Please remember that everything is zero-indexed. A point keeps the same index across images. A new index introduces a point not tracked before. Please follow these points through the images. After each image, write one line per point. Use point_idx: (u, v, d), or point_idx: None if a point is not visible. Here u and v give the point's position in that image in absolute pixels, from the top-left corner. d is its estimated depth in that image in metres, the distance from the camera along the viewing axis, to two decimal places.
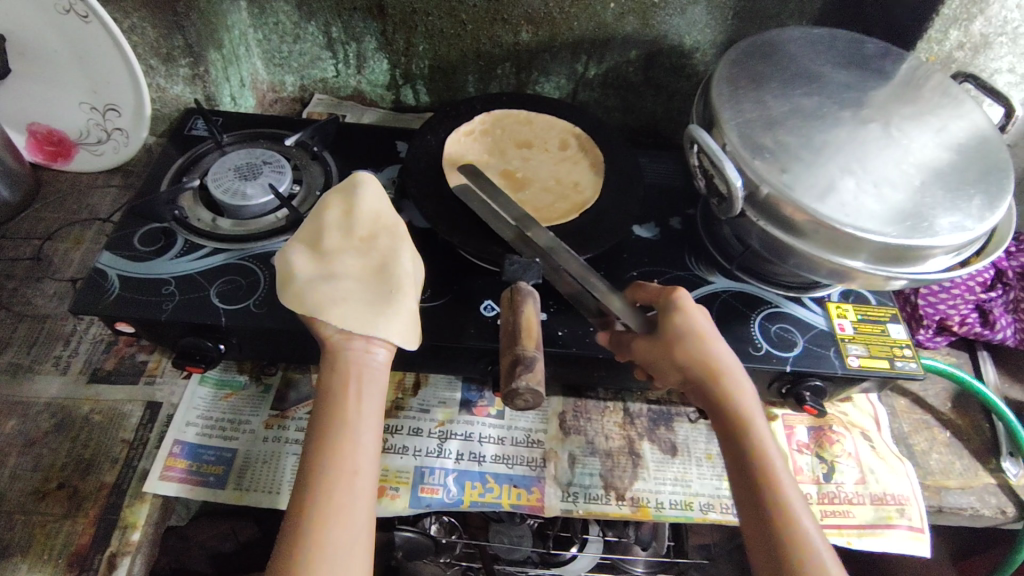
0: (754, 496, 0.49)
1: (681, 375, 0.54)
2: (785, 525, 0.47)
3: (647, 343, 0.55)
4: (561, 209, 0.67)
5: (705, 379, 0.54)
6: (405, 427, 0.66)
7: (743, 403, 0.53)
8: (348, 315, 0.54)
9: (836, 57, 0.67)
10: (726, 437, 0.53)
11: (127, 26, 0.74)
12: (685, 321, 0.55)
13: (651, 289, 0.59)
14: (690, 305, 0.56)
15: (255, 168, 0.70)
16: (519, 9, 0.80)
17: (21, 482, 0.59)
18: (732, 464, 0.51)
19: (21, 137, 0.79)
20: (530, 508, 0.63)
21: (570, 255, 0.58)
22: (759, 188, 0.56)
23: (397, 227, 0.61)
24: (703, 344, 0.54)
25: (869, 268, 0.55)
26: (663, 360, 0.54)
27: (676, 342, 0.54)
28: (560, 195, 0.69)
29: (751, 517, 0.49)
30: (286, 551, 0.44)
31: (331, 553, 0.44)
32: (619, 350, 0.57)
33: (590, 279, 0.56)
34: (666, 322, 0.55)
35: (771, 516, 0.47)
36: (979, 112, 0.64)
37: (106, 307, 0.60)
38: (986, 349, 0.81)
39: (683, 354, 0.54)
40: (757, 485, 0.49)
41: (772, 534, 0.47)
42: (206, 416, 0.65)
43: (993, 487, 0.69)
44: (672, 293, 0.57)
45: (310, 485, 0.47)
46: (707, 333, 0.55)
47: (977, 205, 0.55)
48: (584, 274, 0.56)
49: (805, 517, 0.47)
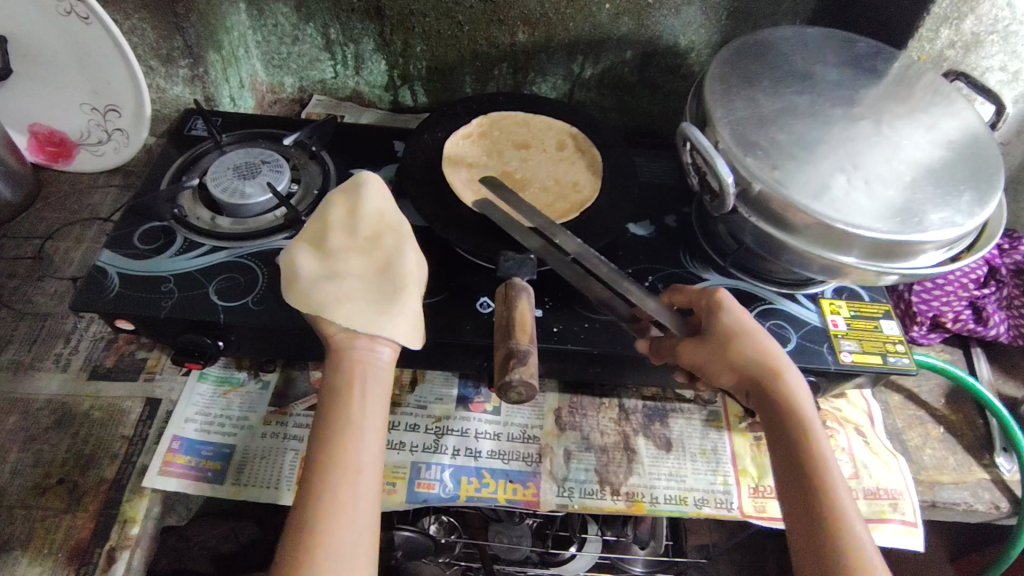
0: (803, 488, 0.50)
1: (734, 373, 0.55)
2: (833, 516, 0.48)
3: (698, 344, 0.56)
4: (559, 209, 0.67)
5: (758, 377, 0.55)
6: (402, 423, 0.67)
7: (797, 400, 0.54)
8: (352, 316, 0.54)
9: (828, 56, 0.67)
10: (777, 433, 0.53)
11: (127, 28, 0.75)
12: (738, 321, 0.56)
13: (691, 293, 0.61)
14: (738, 308, 0.57)
15: (254, 167, 0.71)
16: (515, 10, 0.81)
17: (21, 477, 0.59)
18: (781, 459, 0.52)
19: (23, 138, 0.80)
20: (525, 503, 0.63)
21: (599, 259, 0.58)
22: (751, 185, 0.56)
23: (401, 226, 0.62)
24: (756, 344, 0.55)
25: (861, 263, 0.55)
26: (716, 361, 0.55)
27: (729, 342, 0.55)
28: (558, 195, 0.69)
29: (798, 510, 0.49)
30: (290, 549, 0.45)
31: (335, 552, 0.45)
32: (659, 356, 0.59)
33: (621, 282, 0.56)
34: (718, 323, 0.57)
35: (821, 509, 0.48)
36: (971, 110, 0.64)
37: (106, 304, 0.60)
38: (979, 346, 0.81)
39: (737, 354, 0.55)
40: (807, 482, 0.50)
41: (821, 525, 0.48)
42: (205, 412, 0.66)
43: (987, 482, 0.69)
44: (715, 296, 0.58)
45: (313, 484, 0.47)
46: (759, 333, 0.56)
47: (968, 201, 0.56)
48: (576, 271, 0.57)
49: (852, 511, 0.48)
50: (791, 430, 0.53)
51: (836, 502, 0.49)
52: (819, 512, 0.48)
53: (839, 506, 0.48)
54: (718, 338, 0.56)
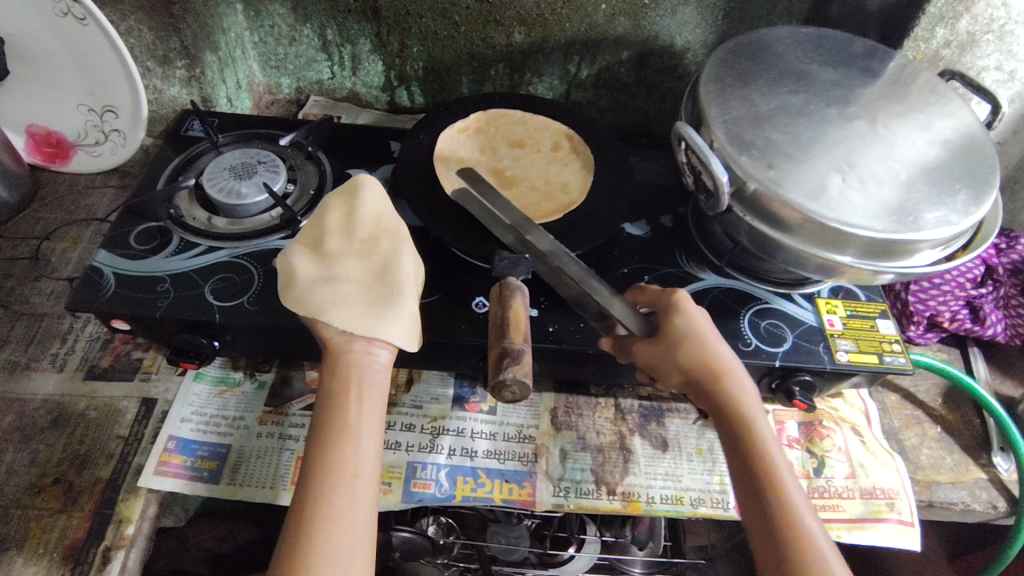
0: (755, 490, 0.50)
1: (683, 375, 0.55)
2: (785, 517, 0.48)
3: (647, 346, 0.55)
4: (545, 208, 0.68)
5: (707, 378, 0.55)
6: (398, 423, 0.67)
7: (744, 401, 0.54)
8: (350, 319, 0.55)
9: (823, 56, 0.67)
10: (729, 435, 0.53)
11: (124, 28, 0.75)
12: (687, 321, 0.56)
13: (652, 292, 0.60)
14: (688, 307, 0.57)
15: (250, 168, 0.71)
16: (511, 11, 0.81)
17: (17, 478, 0.59)
18: (733, 461, 0.52)
19: (20, 139, 0.80)
20: (521, 503, 0.63)
21: (569, 256, 0.58)
22: (746, 184, 0.56)
23: (399, 229, 0.62)
24: (702, 343, 0.55)
25: (857, 263, 0.55)
26: (666, 362, 0.55)
27: (677, 343, 0.55)
28: (547, 195, 0.70)
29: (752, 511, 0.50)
30: (288, 553, 0.45)
31: (333, 556, 0.45)
32: (622, 355, 0.58)
33: (589, 281, 0.56)
34: (667, 324, 0.56)
35: (773, 510, 0.48)
36: (967, 109, 0.64)
37: (102, 304, 0.60)
38: (976, 346, 0.81)
39: (685, 355, 0.55)
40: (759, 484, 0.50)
41: (775, 529, 0.48)
42: (201, 412, 0.66)
43: (984, 482, 0.69)
44: (670, 295, 0.58)
45: (311, 488, 0.47)
46: (705, 332, 0.56)
47: (963, 200, 0.56)
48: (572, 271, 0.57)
49: (806, 509, 0.48)
50: (739, 431, 0.52)
51: (788, 501, 0.49)
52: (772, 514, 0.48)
53: (790, 506, 0.48)
54: (667, 339, 0.55)
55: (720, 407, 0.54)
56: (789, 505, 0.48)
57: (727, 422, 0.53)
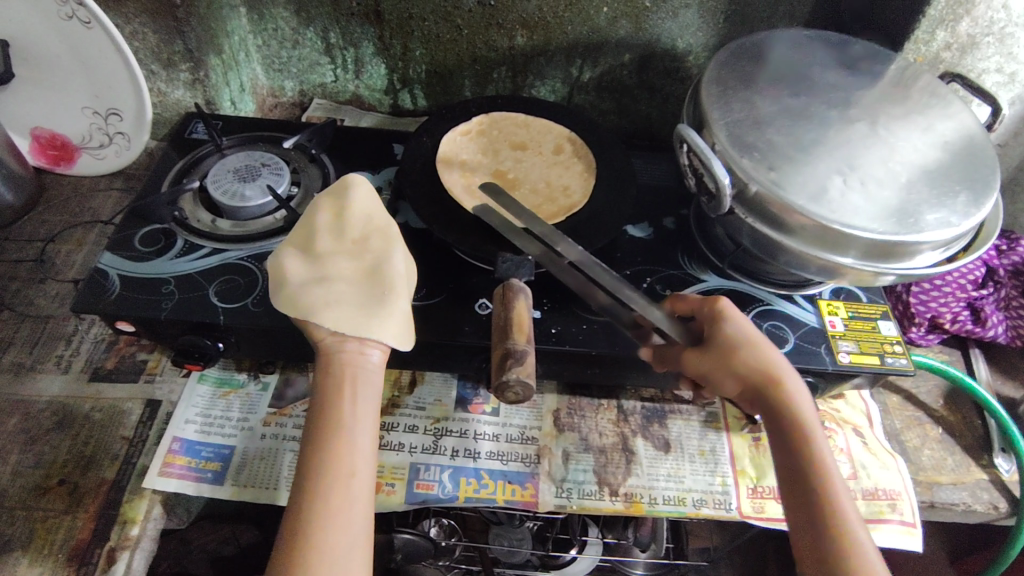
0: (809, 502, 0.50)
1: (737, 384, 0.55)
2: (839, 529, 0.48)
3: (702, 355, 0.55)
4: (545, 211, 0.67)
5: (763, 388, 0.55)
6: (401, 424, 0.67)
7: (800, 410, 0.54)
8: (340, 319, 0.55)
9: (824, 58, 0.68)
10: (782, 443, 0.54)
11: (129, 32, 0.75)
12: (741, 330, 0.56)
13: (693, 299, 0.60)
14: (740, 316, 0.57)
15: (254, 170, 0.71)
16: (513, 14, 0.81)
17: (22, 478, 0.60)
18: (784, 469, 0.53)
19: (25, 142, 0.81)
20: (524, 503, 0.63)
21: (601, 268, 0.58)
22: (747, 186, 0.56)
23: (389, 228, 0.62)
24: (760, 354, 0.55)
25: (858, 264, 0.56)
26: (722, 371, 0.55)
27: (734, 352, 0.55)
28: (547, 198, 0.69)
29: (805, 524, 0.50)
30: (286, 553, 0.45)
31: (330, 556, 0.45)
32: (660, 363, 0.58)
33: (624, 290, 0.56)
34: (720, 332, 0.56)
35: (830, 525, 0.49)
36: (967, 112, 0.65)
37: (107, 306, 0.61)
38: (977, 347, 0.81)
39: (743, 365, 0.55)
40: (811, 495, 0.50)
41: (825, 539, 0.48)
42: (205, 413, 0.66)
43: (985, 482, 0.69)
44: (718, 304, 0.58)
45: (307, 488, 0.48)
46: (762, 343, 0.56)
47: (963, 201, 0.56)
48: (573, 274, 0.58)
49: (857, 524, 0.49)
50: (795, 444, 0.53)
51: (841, 514, 0.49)
52: (826, 528, 0.49)
53: (844, 522, 0.49)
54: (721, 348, 0.55)
55: (776, 418, 0.54)
56: (844, 521, 0.49)
57: (784, 433, 0.54)
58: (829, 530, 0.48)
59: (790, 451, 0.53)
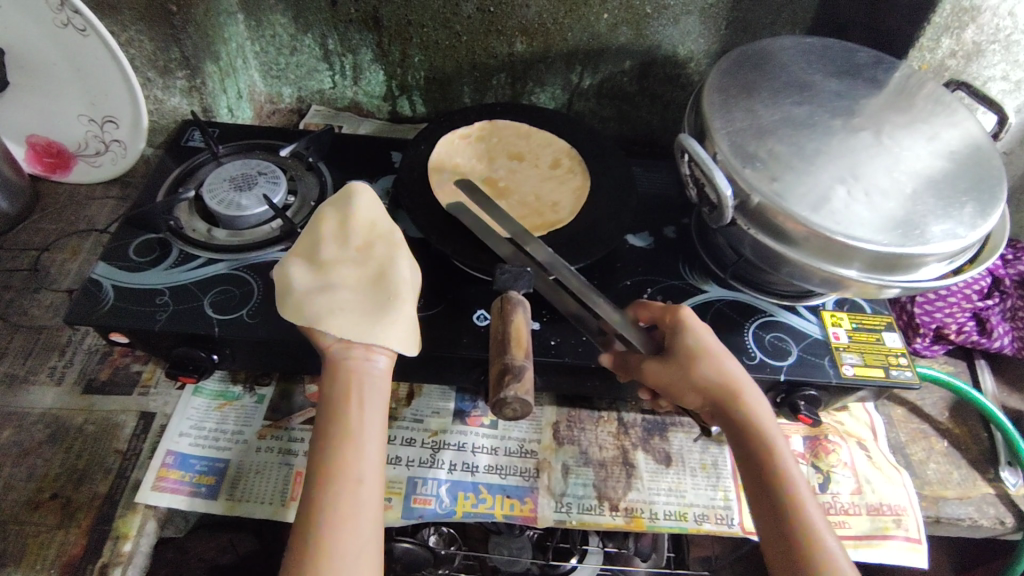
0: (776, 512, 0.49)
1: (699, 395, 0.54)
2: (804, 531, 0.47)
3: (661, 365, 0.55)
4: (530, 223, 0.66)
5: (724, 398, 0.54)
6: (399, 437, 0.66)
7: (760, 417, 0.53)
8: (345, 325, 0.54)
9: (828, 66, 0.67)
10: (744, 451, 0.53)
11: (125, 39, 0.75)
12: (697, 339, 0.55)
13: (655, 308, 0.60)
14: (696, 325, 0.57)
15: (251, 179, 0.70)
16: (513, 21, 0.80)
17: (14, 492, 0.59)
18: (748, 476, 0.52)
19: (20, 149, 0.80)
20: (523, 519, 0.62)
21: (569, 270, 0.59)
22: (750, 197, 0.56)
23: (393, 234, 0.61)
24: (717, 362, 0.54)
25: (862, 277, 0.55)
26: (681, 381, 0.54)
27: (693, 361, 0.54)
28: (534, 211, 0.69)
29: (774, 535, 0.48)
30: (295, 563, 0.44)
31: (340, 565, 0.45)
32: (623, 371, 0.58)
33: (590, 295, 0.57)
34: (680, 342, 0.56)
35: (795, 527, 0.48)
36: (972, 120, 0.64)
37: (100, 317, 0.60)
38: (983, 358, 0.80)
39: (701, 374, 0.54)
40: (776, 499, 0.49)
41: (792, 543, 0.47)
42: (199, 426, 0.65)
43: (992, 497, 0.68)
44: (679, 314, 0.57)
45: (314, 497, 0.47)
46: (718, 353, 0.55)
47: (970, 213, 0.55)
48: (576, 286, 0.57)
49: (828, 533, 0.47)
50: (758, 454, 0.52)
51: (806, 517, 0.48)
52: (794, 537, 0.47)
53: (813, 531, 0.47)
54: (681, 357, 0.55)
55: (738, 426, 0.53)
56: (813, 531, 0.47)
57: (745, 442, 0.53)
58: (798, 539, 0.47)
59: (753, 460, 0.52)
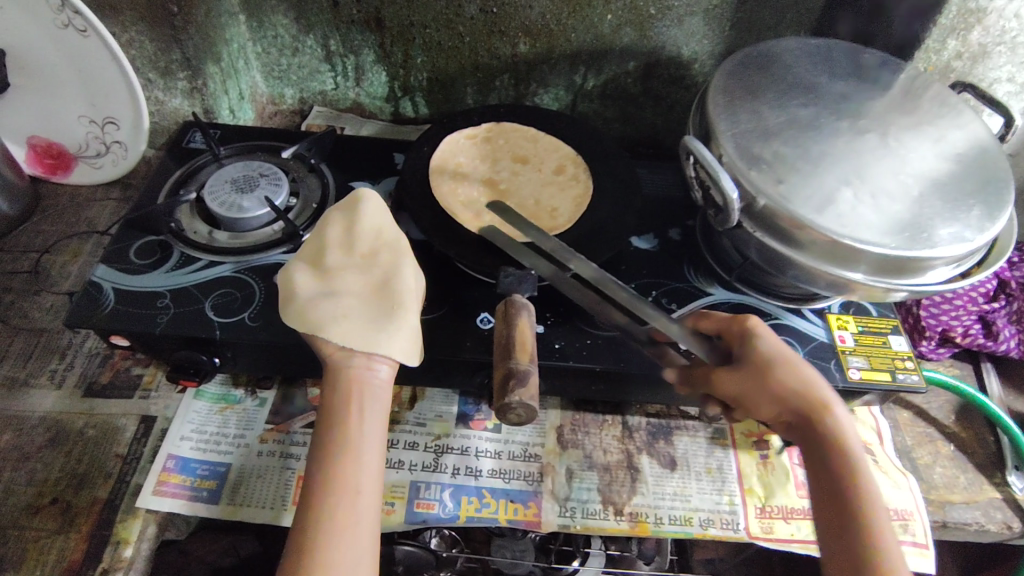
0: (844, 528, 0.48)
1: (775, 405, 0.54)
2: (873, 540, 0.47)
3: (734, 374, 0.54)
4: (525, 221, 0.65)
5: (801, 408, 0.53)
6: (401, 441, 0.66)
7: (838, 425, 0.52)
8: (349, 333, 0.53)
9: (834, 68, 0.66)
10: (816, 458, 0.52)
11: (126, 40, 0.74)
12: (773, 347, 0.55)
13: (720, 318, 0.59)
14: (769, 335, 0.56)
15: (252, 181, 0.70)
16: (516, 22, 0.80)
17: (14, 497, 0.58)
18: (820, 483, 0.51)
19: (21, 151, 0.80)
20: (527, 523, 0.62)
21: (615, 283, 0.58)
22: (756, 200, 0.55)
23: (399, 242, 0.61)
24: (794, 371, 0.53)
25: (868, 280, 0.54)
26: (756, 391, 0.54)
27: (767, 369, 0.54)
28: (531, 215, 0.68)
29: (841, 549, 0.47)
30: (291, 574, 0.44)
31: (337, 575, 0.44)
32: (687, 385, 0.57)
33: (641, 308, 0.56)
34: (754, 351, 0.55)
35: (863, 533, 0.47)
36: (979, 122, 0.63)
37: (101, 320, 0.59)
38: (989, 361, 0.80)
39: (777, 384, 0.53)
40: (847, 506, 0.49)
41: (861, 550, 0.46)
42: (200, 430, 0.65)
43: (999, 501, 0.68)
44: (748, 323, 0.56)
45: (313, 506, 0.46)
46: (796, 361, 0.54)
47: (977, 215, 0.55)
48: (619, 299, 0.57)
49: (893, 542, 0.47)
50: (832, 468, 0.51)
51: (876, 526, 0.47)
52: (862, 541, 0.47)
53: (884, 550, 0.46)
54: (754, 366, 0.54)
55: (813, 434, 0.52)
56: (882, 541, 0.46)
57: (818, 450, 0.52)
58: (866, 556, 0.46)
59: (825, 473, 0.51)
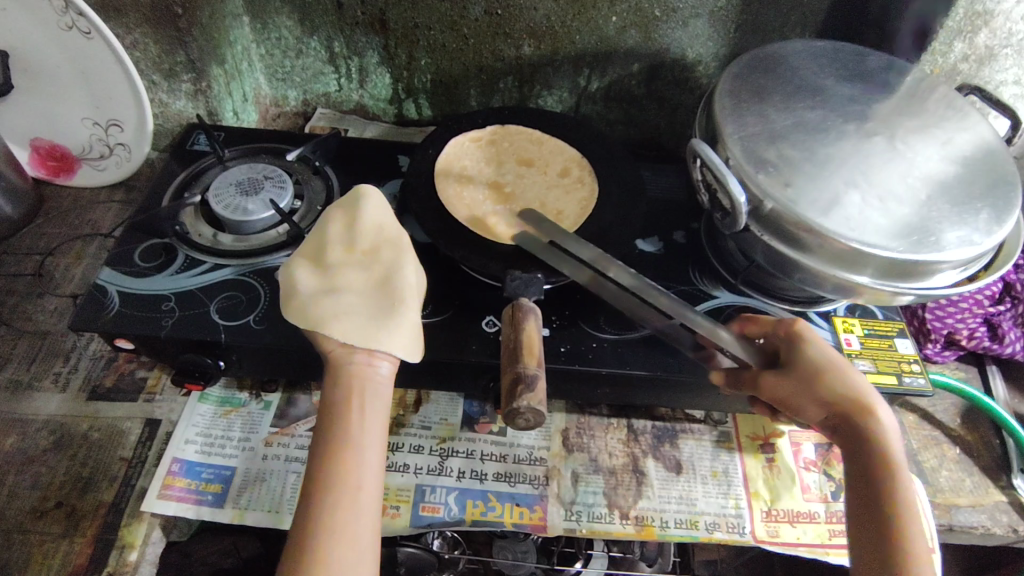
0: (874, 535, 0.48)
1: (819, 408, 0.54)
2: (903, 545, 0.47)
3: (778, 376, 0.55)
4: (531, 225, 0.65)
5: (850, 415, 0.53)
6: (407, 444, 0.66)
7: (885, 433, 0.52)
8: (349, 330, 0.53)
9: (840, 71, 0.66)
10: (857, 463, 0.52)
11: (130, 42, 0.74)
12: (822, 353, 0.55)
13: (767, 323, 0.60)
14: (819, 339, 0.56)
15: (257, 183, 0.69)
16: (521, 23, 0.80)
17: (19, 501, 0.58)
18: (857, 486, 0.51)
19: (24, 153, 0.80)
20: (532, 527, 0.62)
21: (657, 291, 0.61)
22: (763, 203, 0.55)
23: (400, 238, 0.61)
24: (845, 379, 0.53)
25: (875, 283, 0.54)
26: (802, 394, 0.54)
27: (815, 374, 0.54)
28: None
29: (864, 555, 0.48)
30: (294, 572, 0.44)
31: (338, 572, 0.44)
32: (733, 387, 0.57)
33: (686, 314, 0.59)
34: (802, 355, 0.55)
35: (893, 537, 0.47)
36: (985, 125, 0.63)
37: (105, 323, 0.59)
38: (995, 364, 0.80)
39: (824, 388, 0.53)
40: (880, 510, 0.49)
41: (888, 554, 0.47)
42: (205, 433, 0.65)
43: (1004, 505, 0.67)
44: (796, 326, 0.57)
45: (314, 502, 0.46)
46: (846, 367, 0.54)
47: (984, 219, 0.55)
48: (662, 306, 0.60)
49: (923, 550, 0.47)
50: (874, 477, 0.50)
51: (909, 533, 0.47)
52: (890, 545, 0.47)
53: (915, 557, 0.46)
54: (801, 370, 0.55)
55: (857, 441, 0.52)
56: (911, 548, 0.46)
57: (859, 454, 0.52)
58: (895, 560, 0.46)
59: (865, 482, 0.51)
